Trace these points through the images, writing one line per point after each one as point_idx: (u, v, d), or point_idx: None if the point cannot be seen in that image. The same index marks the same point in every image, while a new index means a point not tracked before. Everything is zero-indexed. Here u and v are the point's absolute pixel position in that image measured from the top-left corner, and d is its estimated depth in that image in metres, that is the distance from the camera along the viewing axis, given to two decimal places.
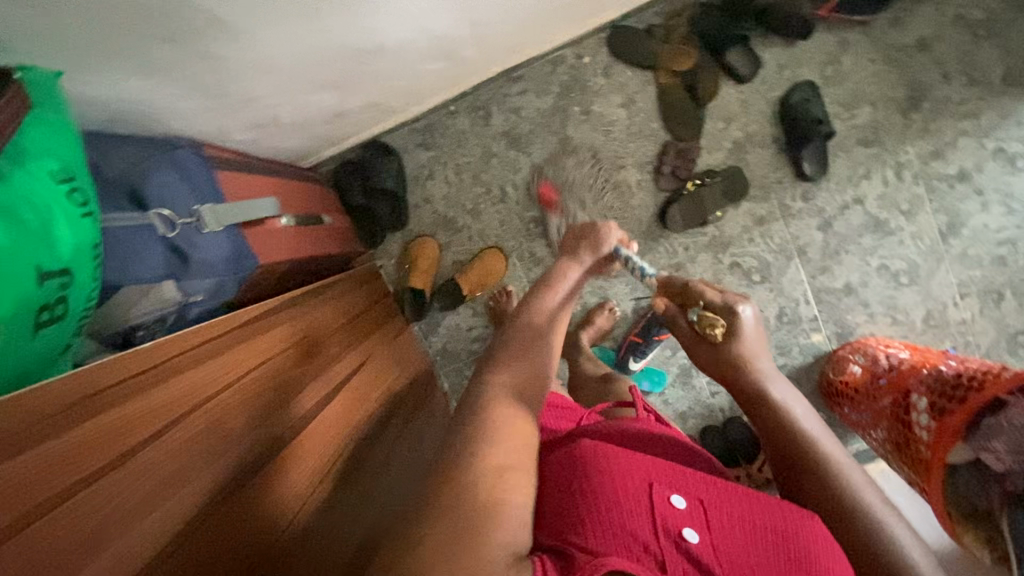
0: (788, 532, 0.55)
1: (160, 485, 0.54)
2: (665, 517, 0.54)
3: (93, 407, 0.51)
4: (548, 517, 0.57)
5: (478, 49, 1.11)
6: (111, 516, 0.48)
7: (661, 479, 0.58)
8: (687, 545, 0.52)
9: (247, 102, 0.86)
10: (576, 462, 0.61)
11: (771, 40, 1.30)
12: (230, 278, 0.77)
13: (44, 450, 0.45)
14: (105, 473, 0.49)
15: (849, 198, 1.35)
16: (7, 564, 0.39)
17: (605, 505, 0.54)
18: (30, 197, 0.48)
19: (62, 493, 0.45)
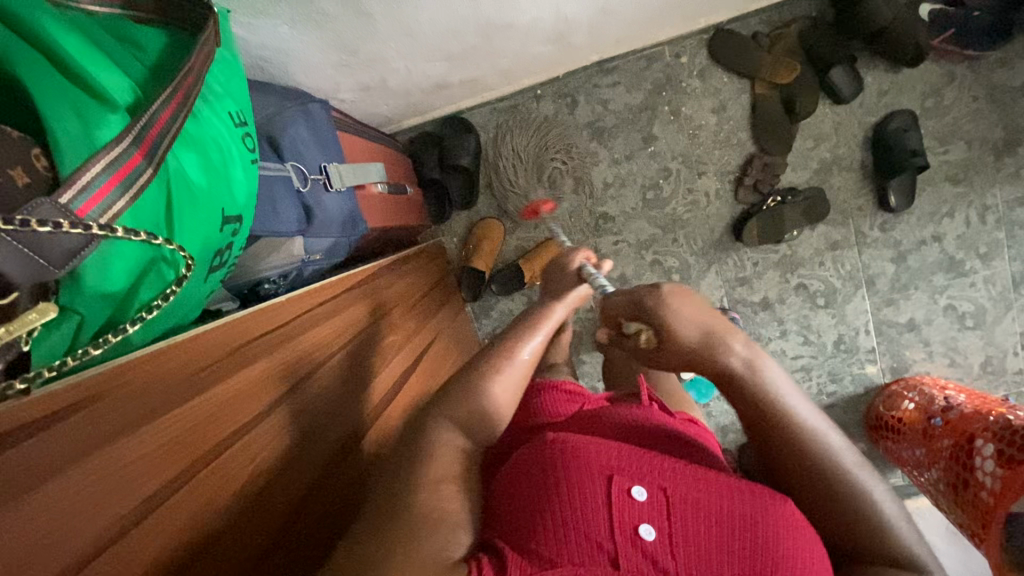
0: (754, 521, 0.53)
1: (292, 445, 0.54)
2: (621, 515, 0.51)
3: (239, 361, 0.50)
4: (504, 510, 0.54)
5: (588, 35, 1.08)
6: (254, 474, 0.48)
7: (624, 467, 0.55)
8: (643, 544, 0.50)
9: (371, 61, 0.84)
10: (539, 448, 0.56)
11: (876, 63, 1.27)
12: (342, 241, 0.76)
13: (193, 406, 0.43)
14: (249, 431, 0.49)
15: (928, 234, 1.33)
16: (174, 520, 0.38)
17: (567, 499, 0.51)
18: (218, 137, 0.46)
19: (216, 449, 0.44)
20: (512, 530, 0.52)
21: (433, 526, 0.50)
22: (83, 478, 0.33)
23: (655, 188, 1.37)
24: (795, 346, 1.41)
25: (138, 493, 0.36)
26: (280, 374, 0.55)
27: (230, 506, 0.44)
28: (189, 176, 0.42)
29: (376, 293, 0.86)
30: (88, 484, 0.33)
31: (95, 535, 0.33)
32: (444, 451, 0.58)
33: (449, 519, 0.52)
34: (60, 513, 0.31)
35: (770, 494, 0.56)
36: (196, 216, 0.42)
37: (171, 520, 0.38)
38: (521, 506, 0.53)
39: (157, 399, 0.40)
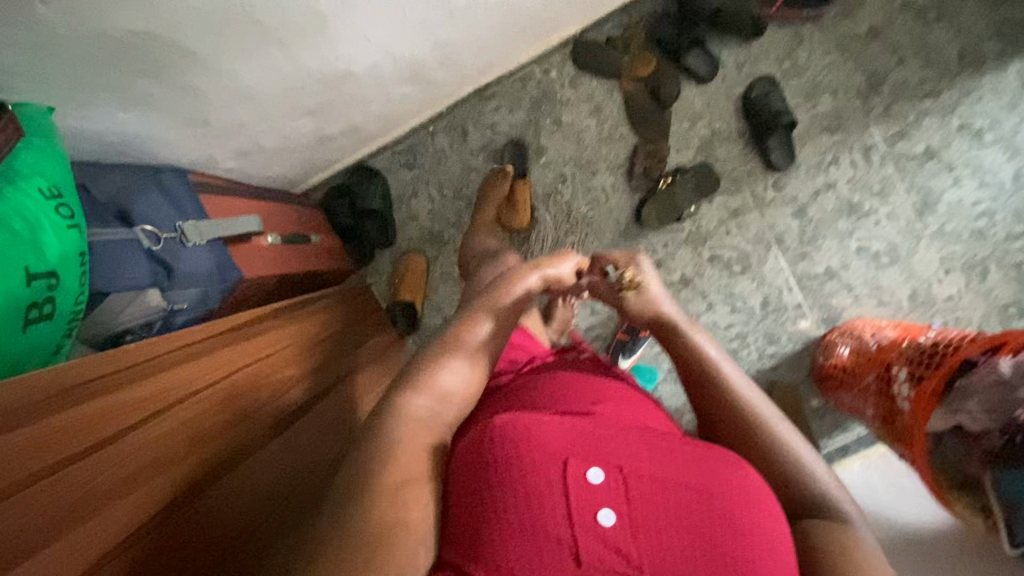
0: (714, 493, 0.59)
1: (136, 470, 0.60)
2: (581, 502, 0.58)
3: (79, 396, 0.56)
4: (457, 524, 0.60)
5: (445, 69, 1.18)
6: (87, 495, 0.54)
7: (581, 451, 0.61)
8: (602, 530, 0.57)
9: (231, 129, 0.95)
10: (487, 440, 0.62)
11: (728, 41, 1.37)
12: (213, 289, 0.83)
13: (38, 426, 0.50)
14: (87, 455, 0.55)
15: (820, 184, 1.38)
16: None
17: (518, 497, 0.57)
18: (22, 209, 0.54)
19: (47, 469, 0.50)
20: (466, 545, 0.58)
21: (392, 542, 0.58)
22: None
23: (555, 194, 1.44)
24: (724, 316, 1.44)
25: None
26: (138, 408, 0.62)
27: (71, 514, 0.51)
28: None
29: (270, 331, 0.94)
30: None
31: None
32: (410, 449, 0.66)
33: (410, 529, 0.60)
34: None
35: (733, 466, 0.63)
36: None
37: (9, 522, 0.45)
38: (479, 510, 0.58)
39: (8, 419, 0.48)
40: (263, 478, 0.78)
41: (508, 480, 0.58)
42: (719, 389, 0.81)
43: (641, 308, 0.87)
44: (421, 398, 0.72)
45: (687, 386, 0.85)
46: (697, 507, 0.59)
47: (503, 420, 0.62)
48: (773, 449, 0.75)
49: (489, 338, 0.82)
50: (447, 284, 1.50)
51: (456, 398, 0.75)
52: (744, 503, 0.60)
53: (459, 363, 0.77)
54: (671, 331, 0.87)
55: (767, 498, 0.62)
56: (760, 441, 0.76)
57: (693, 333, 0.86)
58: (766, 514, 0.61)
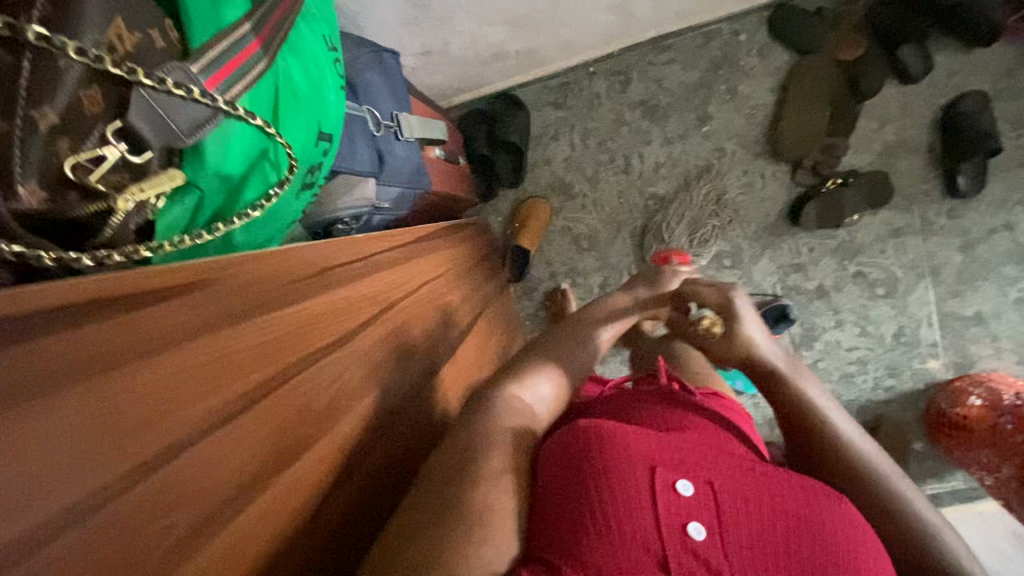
0: (810, 519, 0.54)
1: (366, 376, 0.53)
2: (671, 510, 0.52)
3: (320, 283, 0.49)
4: (548, 520, 0.52)
5: (652, 5, 1.06)
6: (338, 394, 0.47)
7: (666, 460, 0.56)
8: (693, 543, 0.50)
9: (440, 19, 0.85)
10: (570, 436, 0.57)
11: (948, 42, 1.23)
12: (408, 193, 0.75)
13: (276, 318, 0.41)
14: (336, 349, 0.48)
15: (999, 222, 1.27)
16: (265, 428, 0.38)
17: (604, 498, 0.51)
18: (316, 57, 0.47)
19: (305, 360, 0.44)
20: (561, 539, 0.50)
21: (488, 528, 0.49)
22: (165, 373, 0.31)
23: (708, 168, 1.33)
24: (851, 337, 1.35)
25: (226, 393, 0.35)
26: (351, 313, 0.53)
27: (318, 421, 0.44)
28: (294, 82, 0.43)
29: (436, 256, 0.85)
30: (174, 375, 0.31)
31: (182, 433, 0.31)
32: (505, 431, 0.58)
33: (498, 516, 0.50)
34: (136, 402, 0.29)
35: (827, 494, 0.57)
36: (296, 124, 0.43)
37: (258, 432, 0.37)
38: (564, 505, 0.52)
39: (251, 299, 0.40)
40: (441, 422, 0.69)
41: (590, 478, 0.53)
42: (821, 427, 0.68)
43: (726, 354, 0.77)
44: (520, 392, 0.64)
45: (784, 431, 0.71)
46: (789, 530, 0.53)
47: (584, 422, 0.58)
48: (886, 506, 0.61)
49: (574, 354, 0.73)
50: (565, 238, 1.42)
51: (552, 401, 0.67)
52: (836, 536, 0.54)
53: (557, 369, 0.70)
54: (768, 375, 0.74)
55: (863, 533, 0.56)
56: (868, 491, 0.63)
57: (801, 379, 0.72)
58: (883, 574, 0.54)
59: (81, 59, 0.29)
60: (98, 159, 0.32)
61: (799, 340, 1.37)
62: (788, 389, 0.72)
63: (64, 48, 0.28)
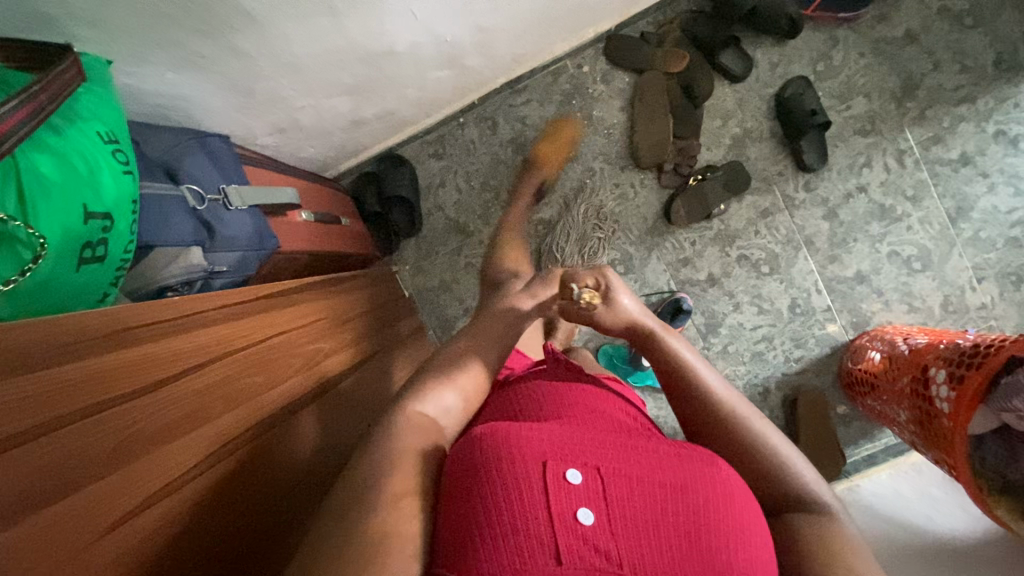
0: (686, 488, 0.61)
1: (182, 418, 0.59)
2: (561, 504, 0.57)
3: (126, 340, 0.55)
4: (445, 530, 0.59)
5: (483, 56, 1.19)
6: (135, 436, 0.53)
7: (557, 454, 0.61)
8: (583, 529, 0.56)
9: (273, 101, 0.95)
10: (471, 448, 0.63)
11: (762, 40, 1.37)
12: (253, 255, 0.83)
13: (57, 369, 0.47)
14: (137, 396, 0.54)
15: (852, 186, 1.37)
16: (37, 461, 0.43)
17: (500, 502, 0.57)
18: (81, 149, 0.54)
19: (95, 405, 0.49)
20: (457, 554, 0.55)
21: (382, 551, 0.57)
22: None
23: (583, 187, 1.44)
24: (751, 317, 1.41)
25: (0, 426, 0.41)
26: (177, 366, 0.60)
27: (104, 458, 0.49)
28: (43, 174, 0.50)
29: (305, 301, 0.93)
30: None
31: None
32: (400, 458, 0.68)
33: (396, 537, 0.59)
34: None
35: (704, 464, 0.65)
36: (53, 206, 0.50)
37: (30, 457, 0.42)
38: (467, 513, 0.57)
39: (38, 354, 0.45)
40: (297, 460, 0.77)
41: (488, 485, 0.58)
42: (695, 388, 0.81)
43: (613, 317, 0.94)
44: (421, 407, 0.78)
45: (666, 388, 0.85)
46: (665, 502, 0.59)
47: (482, 430, 0.65)
48: (752, 440, 0.74)
49: (479, 351, 0.89)
50: (471, 275, 1.49)
51: (454, 411, 0.81)
52: (706, 500, 0.60)
53: (462, 380, 0.84)
54: (646, 336, 0.91)
55: (739, 493, 0.64)
56: (738, 436, 0.75)
57: (668, 337, 0.89)
58: (747, 517, 0.62)
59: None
60: None
61: (704, 329, 1.43)
62: (662, 348, 0.87)
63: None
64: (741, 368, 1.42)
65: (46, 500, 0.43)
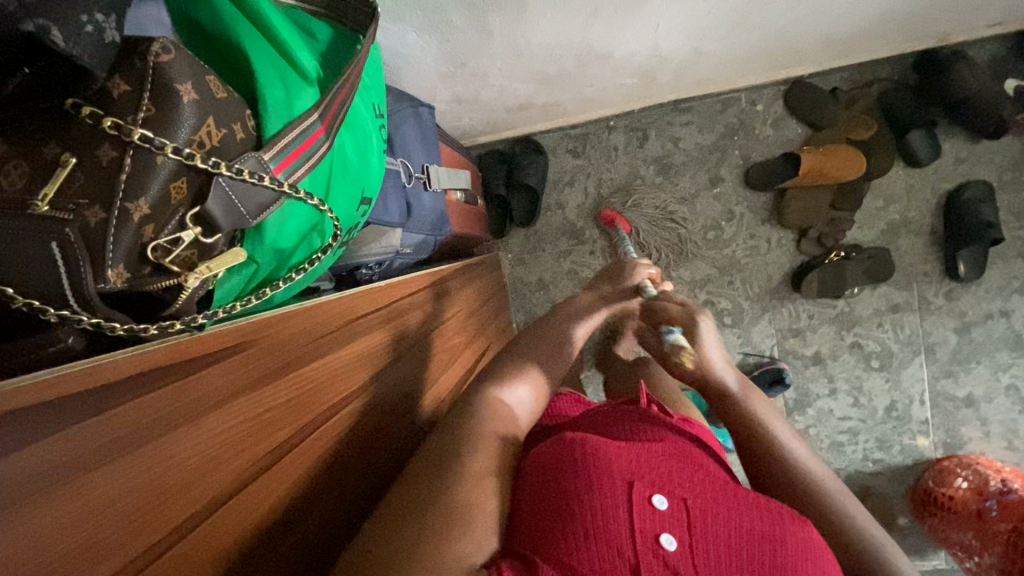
0: (786, 542, 0.48)
1: (370, 442, 0.52)
2: (645, 522, 0.46)
3: (331, 341, 0.49)
4: (514, 522, 0.47)
5: (675, 74, 1.11)
6: (337, 463, 0.46)
7: (644, 474, 0.50)
8: (666, 555, 0.44)
9: (475, 75, 0.89)
10: (557, 448, 0.52)
11: (955, 131, 1.28)
12: (430, 239, 0.79)
13: (250, 398, 0.37)
14: (337, 415, 0.47)
15: (995, 308, 1.30)
16: (260, 511, 0.36)
17: (579, 504, 0.46)
18: (366, 126, 0.50)
19: (307, 432, 0.42)
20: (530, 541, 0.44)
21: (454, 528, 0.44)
22: (116, 481, 0.26)
23: (716, 228, 1.37)
24: (844, 406, 1.37)
25: (232, 471, 0.34)
26: (345, 374, 0.50)
27: (314, 493, 0.42)
28: (346, 154, 0.46)
29: (449, 290, 0.87)
30: (172, 466, 0.30)
31: (185, 521, 0.30)
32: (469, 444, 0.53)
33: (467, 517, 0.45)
34: (146, 492, 0.28)
35: (799, 519, 0.51)
36: (344, 192, 0.46)
37: (255, 508, 0.35)
38: (539, 513, 0.47)
39: (265, 370, 0.39)
40: None
41: (575, 490, 0.47)
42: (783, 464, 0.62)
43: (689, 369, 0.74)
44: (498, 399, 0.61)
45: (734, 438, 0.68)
46: (763, 550, 0.46)
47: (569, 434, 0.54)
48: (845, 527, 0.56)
49: (550, 359, 0.69)
50: (572, 282, 1.44)
51: (529, 411, 0.63)
52: (810, 555, 0.47)
53: (538, 380, 0.66)
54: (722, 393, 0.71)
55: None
56: (826, 518, 0.57)
57: (754, 403, 0.69)
58: None
59: (176, 157, 0.32)
60: (177, 240, 0.33)
61: (792, 404, 1.38)
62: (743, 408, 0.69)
63: (163, 149, 0.31)
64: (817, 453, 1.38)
65: (270, 552, 0.36)
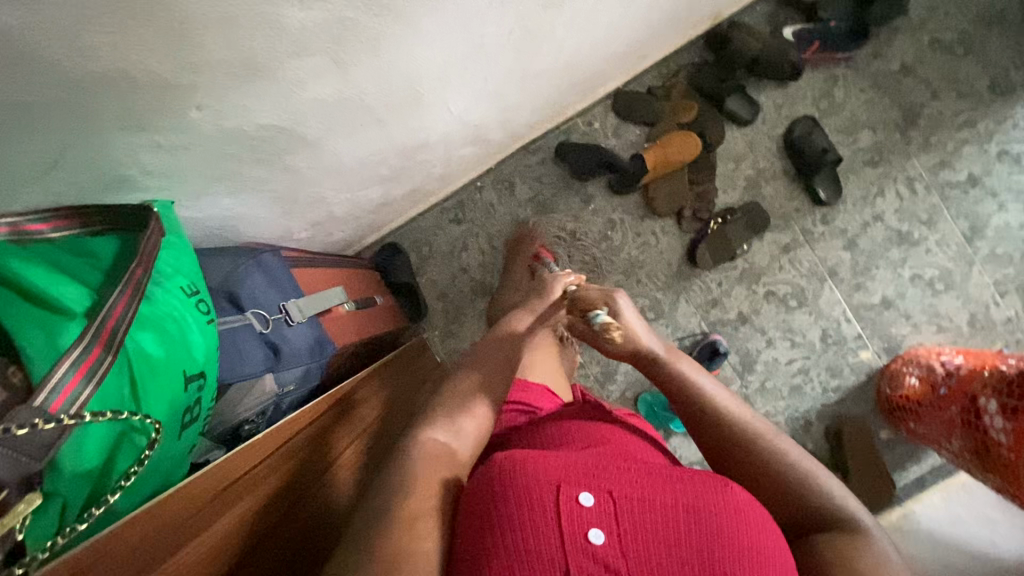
0: (699, 507, 0.57)
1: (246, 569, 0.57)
2: (573, 523, 0.54)
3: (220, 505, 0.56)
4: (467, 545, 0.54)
5: (502, 130, 1.21)
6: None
7: (570, 478, 0.58)
8: (593, 547, 0.53)
9: (314, 203, 0.96)
10: (492, 477, 0.59)
11: (765, 84, 1.42)
12: (316, 364, 0.83)
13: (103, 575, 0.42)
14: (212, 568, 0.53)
15: (868, 215, 1.40)
16: None
17: (514, 524, 0.53)
18: (172, 314, 0.56)
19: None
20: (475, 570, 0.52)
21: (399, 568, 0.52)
22: None
23: (607, 240, 1.45)
24: (785, 351, 1.41)
25: None
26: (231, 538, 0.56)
27: None
28: (147, 353, 0.52)
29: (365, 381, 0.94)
30: None
31: None
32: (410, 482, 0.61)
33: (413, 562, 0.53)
34: None
35: (717, 479, 0.61)
36: (159, 386, 0.52)
37: None
38: (478, 536, 0.54)
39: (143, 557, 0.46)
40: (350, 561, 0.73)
41: (512, 511, 0.54)
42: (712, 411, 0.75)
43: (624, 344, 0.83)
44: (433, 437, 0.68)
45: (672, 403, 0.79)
46: (676, 517, 0.56)
47: (500, 458, 0.60)
48: (776, 457, 0.70)
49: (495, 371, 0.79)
50: None
51: (472, 437, 0.71)
52: (720, 510, 0.57)
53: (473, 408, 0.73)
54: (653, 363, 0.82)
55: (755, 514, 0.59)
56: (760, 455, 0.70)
57: (678, 361, 0.81)
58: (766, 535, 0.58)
59: None
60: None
61: (740, 368, 1.42)
62: (672, 375, 0.79)
63: None
64: (781, 403, 1.40)
65: None
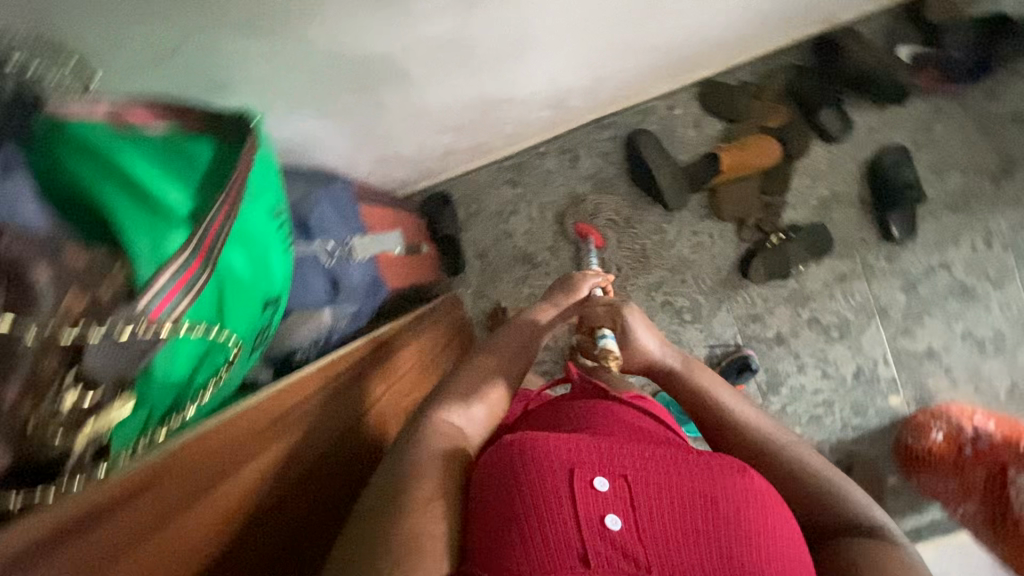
0: (716, 494, 0.53)
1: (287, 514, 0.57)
2: (586, 506, 0.51)
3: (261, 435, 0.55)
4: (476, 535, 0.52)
5: (584, 100, 1.16)
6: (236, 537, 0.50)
7: (584, 459, 0.54)
8: (610, 533, 0.50)
9: (388, 140, 0.93)
10: (502, 456, 0.56)
11: (863, 103, 1.35)
12: (367, 305, 0.82)
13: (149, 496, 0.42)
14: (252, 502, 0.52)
15: (935, 261, 1.35)
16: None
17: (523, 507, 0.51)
18: (259, 237, 0.58)
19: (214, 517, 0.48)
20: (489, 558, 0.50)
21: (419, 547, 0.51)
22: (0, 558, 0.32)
23: (661, 232, 1.41)
24: (814, 380, 1.38)
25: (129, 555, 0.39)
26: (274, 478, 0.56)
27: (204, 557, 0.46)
28: (236, 274, 0.55)
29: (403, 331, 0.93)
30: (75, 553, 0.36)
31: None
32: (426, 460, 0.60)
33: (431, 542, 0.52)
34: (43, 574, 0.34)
35: (732, 466, 0.56)
36: (240, 304, 0.56)
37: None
38: (487, 522, 0.52)
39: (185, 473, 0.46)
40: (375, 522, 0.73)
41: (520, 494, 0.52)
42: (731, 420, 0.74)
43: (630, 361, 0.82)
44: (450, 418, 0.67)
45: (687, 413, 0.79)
46: (696, 509, 0.52)
47: (510, 438, 0.58)
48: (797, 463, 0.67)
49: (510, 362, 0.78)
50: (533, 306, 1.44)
51: (483, 423, 0.70)
52: (743, 503, 0.53)
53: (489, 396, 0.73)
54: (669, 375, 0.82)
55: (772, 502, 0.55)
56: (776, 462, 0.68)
57: (695, 374, 0.81)
58: (787, 530, 0.54)
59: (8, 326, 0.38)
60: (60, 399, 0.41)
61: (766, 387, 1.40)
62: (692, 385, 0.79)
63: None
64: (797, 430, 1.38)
65: None
